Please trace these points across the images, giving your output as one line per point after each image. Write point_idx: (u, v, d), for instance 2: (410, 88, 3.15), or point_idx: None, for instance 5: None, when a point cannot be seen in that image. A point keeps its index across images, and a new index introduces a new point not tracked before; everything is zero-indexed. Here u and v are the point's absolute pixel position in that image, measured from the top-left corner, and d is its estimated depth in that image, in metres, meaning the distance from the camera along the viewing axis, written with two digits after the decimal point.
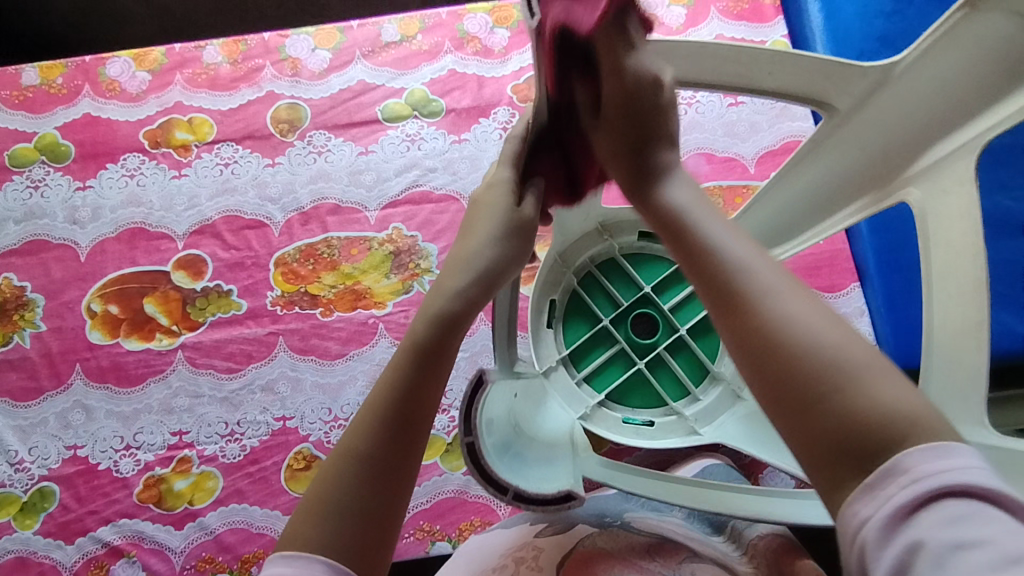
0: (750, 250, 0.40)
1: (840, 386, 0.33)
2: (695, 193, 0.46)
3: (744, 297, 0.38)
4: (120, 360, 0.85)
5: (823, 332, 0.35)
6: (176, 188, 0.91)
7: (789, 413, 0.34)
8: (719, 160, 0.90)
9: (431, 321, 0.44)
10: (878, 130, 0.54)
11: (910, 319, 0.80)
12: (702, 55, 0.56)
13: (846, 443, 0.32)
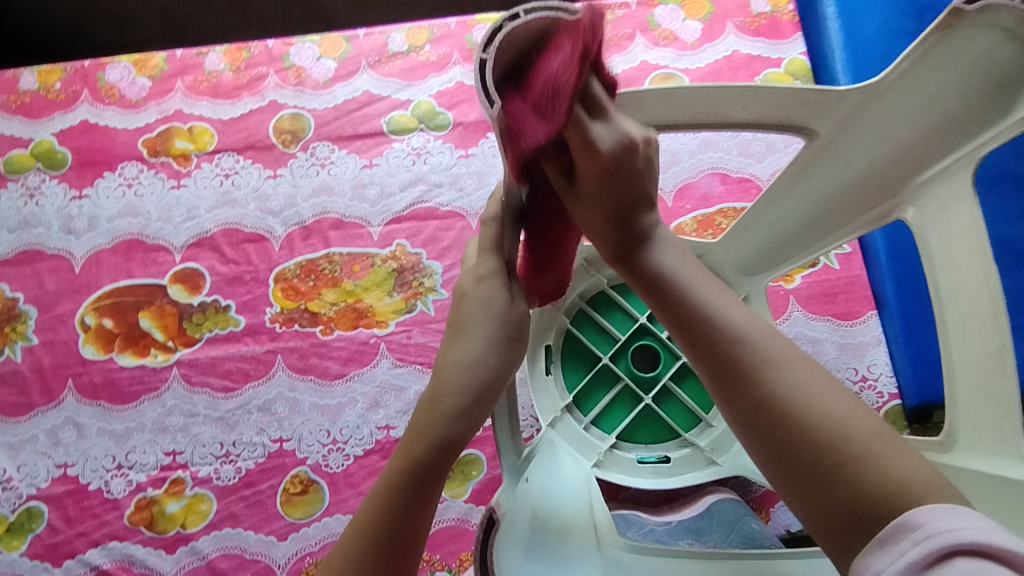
0: (745, 317, 0.40)
1: (850, 458, 0.34)
2: (681, 254, 0.46)
3: (745, 368, 0.38)
4: (114, 376, 0.82)
5: (823, 401, 0.36)
6: (174, 199, 0.88)
7: (801, 482, 0.35)
8: (733, 181, 0.88)
9: (423, 448, 0.42)
10: (863, 147, 0.52)
11: (929, 349, 0.78)
12: (675, 99, 0.53)
13: (861, 510, 0.33)
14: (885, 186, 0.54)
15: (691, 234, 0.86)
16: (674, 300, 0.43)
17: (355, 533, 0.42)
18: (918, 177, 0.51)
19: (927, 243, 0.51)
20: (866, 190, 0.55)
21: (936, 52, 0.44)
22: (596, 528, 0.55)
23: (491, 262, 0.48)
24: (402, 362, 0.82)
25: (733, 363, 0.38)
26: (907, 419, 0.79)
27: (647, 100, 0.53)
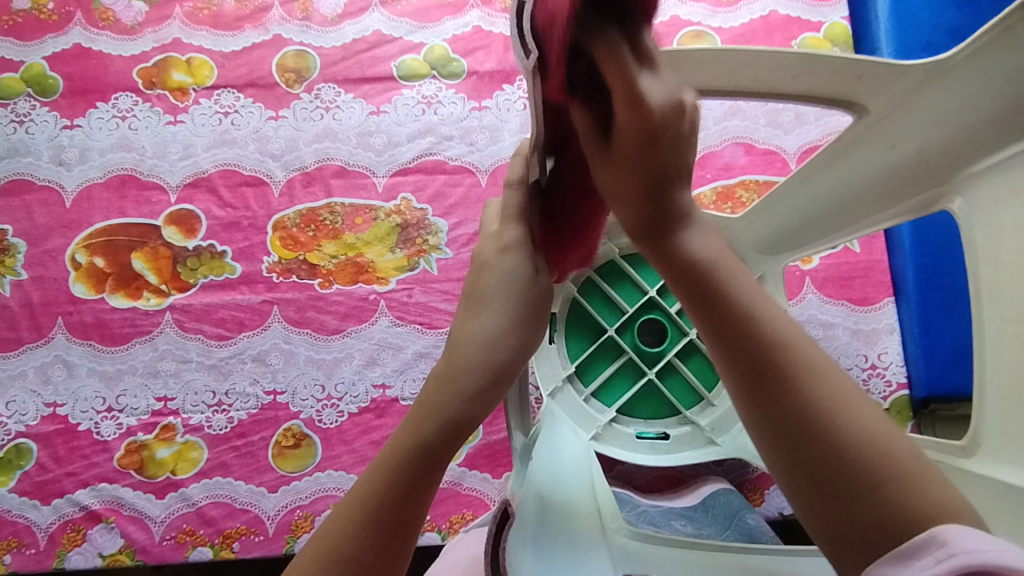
0: (785, 317, 0.34)
1: (894, 481, 0.28)
2: (717, 242, 0.38)
3: (785, 369, 0.31)
4: (105, 317, 0.80)
5: (867, 417, 0.30)
6: (171, 135, 0.84)
7: (830, 496, 0.29)
8: (758, 152, 0.84)
9: (433, 427, 0.37)
10: (912, 129, 0.50)
11: (945, 342, 0.77)
12: (718, 62, 0.52)
13: (897, 536, 0.28)
14: (932, 174, 0.51)
15: (709, 206, 0.82)
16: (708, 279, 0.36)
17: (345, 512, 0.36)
18: (968, 169, 0.47)
19: (971, 237, 0.48)
20: (908, 175, 0.53)
21: (1012, 35, 0.40)
22: (601, 516, 0.53)
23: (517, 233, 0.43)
24: (402, 321, 0.80)
25: (781, 365, 0.32)
26: (914, 410, 0.77)
27: (686, 65, 0.52)
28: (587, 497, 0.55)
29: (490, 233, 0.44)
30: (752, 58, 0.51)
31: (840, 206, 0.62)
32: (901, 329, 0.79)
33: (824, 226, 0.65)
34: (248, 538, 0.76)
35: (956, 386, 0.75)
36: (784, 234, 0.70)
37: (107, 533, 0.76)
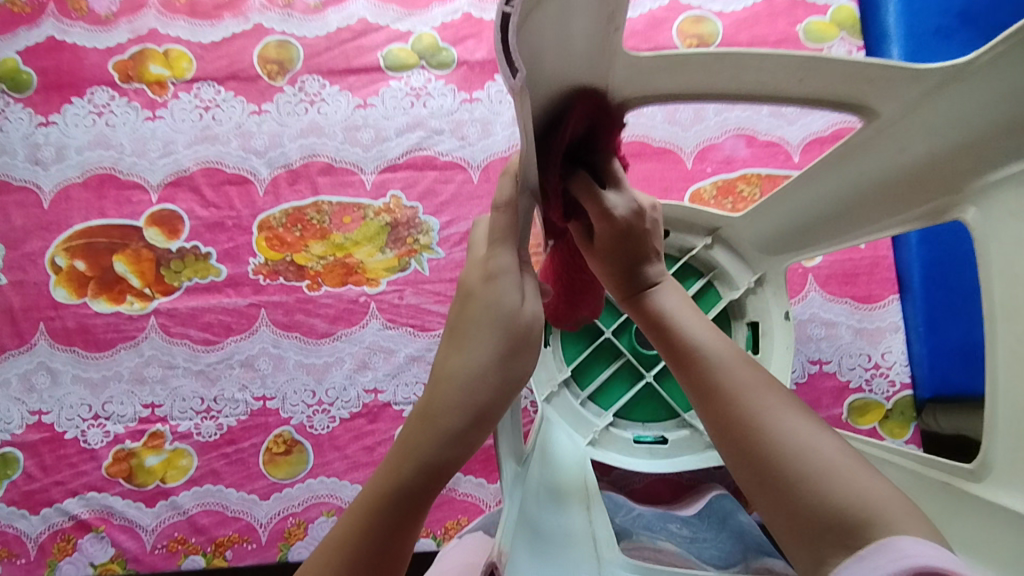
0: (733, 353, 0.41)
1: (811, 478, 0.33)
2: (686, 301, 0.47)
3: (720, 390, 0.39)
4: (88, 322, 0.78)
5: (795, 422, 0.35)
6: (150, 132, 0.81)
7: (770, 492, 0.34)
8: (760, 144, 0.80)
9: (410, 472, 0.36)
10: (924, 133, 0.47)
11: (951, 341, 0.75)
12: (717, 62, 0.48)
13: (826, 523, 0.32)
14: (945, 180, 0.48)
15: (710, 201, 0.80)
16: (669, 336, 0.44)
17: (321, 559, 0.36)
18: (984, 178, 0.44)
19: (983, 249, 0.45)
20: (918, 179, 0.50)
21: None
22: (597, 541, 0.49)
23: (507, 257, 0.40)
24: (393, 324, 0.78)
25: (715, 392, 0.39)
26: (916, 411, 0.76)
27: (685, 70, 0.48)
28: (581, 519, 0.52)
29: (477, 258, 0.42)
30: (753, 61, 0.47)
31: (845, 210, 0.59)
32: (905, 328, 0.77)
33: (825, 231, 0.62)
34: (241, 546, 0.75)
35: (960, 386, 0.73)
36: (781, 236, 0.67)
37: (97, 542, 0.75)
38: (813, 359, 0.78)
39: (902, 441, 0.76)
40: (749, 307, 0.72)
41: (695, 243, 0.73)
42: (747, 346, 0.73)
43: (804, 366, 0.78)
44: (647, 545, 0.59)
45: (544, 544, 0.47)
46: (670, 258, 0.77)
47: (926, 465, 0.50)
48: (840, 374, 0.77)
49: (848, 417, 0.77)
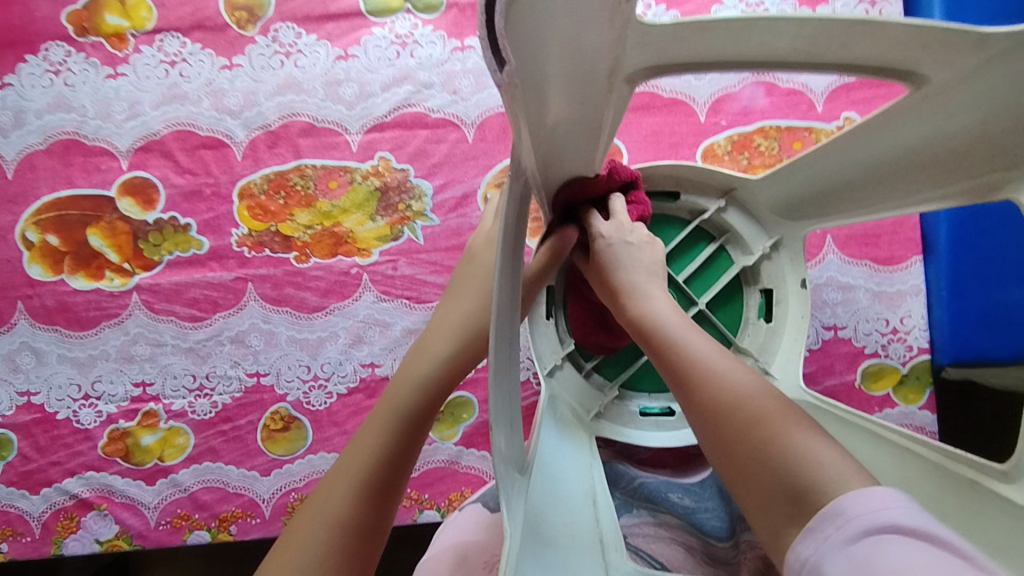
0: (706, 344, 0.43)
1: (770, 445, 0.36)
2: (670, 305, 0.48)
3: (690, 378, 0.41)
4: (68, 300, 0.74)
5: (757, 400, 0.38)
6: (113, 91, 0.75)
7: (739, 468, 0.38)
8: (780, 93, 0.74)
9: (429, 367, 0.48)
10: (981, 100, 0.41)
11: (975, 305, 0.71)
12: (739, 30, 0.40)
13: (783, 489, 0.35)
14: (1006, 151, 0.42)
15: (724, 157, 0.74)
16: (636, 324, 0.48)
17: (353, 450, 0.44)
18: None
19: None
20: (971, 150, 0.44)
21: None
22: (603, 544, 0.48)
23: (495, 252, 0.36)
24: (388, 296, 0.74)
25: (677, 376, 0.42)
26: (932, 376, 0.73)
27: (704, 40, 0.41)
28: (588, 520, 0.50)
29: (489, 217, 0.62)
30: (775, 27, 0.39)
31: (875, 176, 0.53)
32: (926, 291, 0.73)
33: (852, 197, 0.56)
34: (245, 522, 0.73)
35: (981, 352, 0.71)
36: (802, 198, 0.62)
37: (101, 520, 0.73)
38: (828, 324, 0.74)
39: (918, 408, 0.73)
40: (764, 273, 0.68)
41: (708, 206, 0.68)
42: (759, 314, 0.69)
43: (818, 332, 0.74)
44: (648, 518, 0.57)
45: (549, 557, 0.42)
46: (679, 222, 0.71)
47: (950, 456, 0.46)
48: (855, 339, 0.74)
49: (863, 384, 0.73)
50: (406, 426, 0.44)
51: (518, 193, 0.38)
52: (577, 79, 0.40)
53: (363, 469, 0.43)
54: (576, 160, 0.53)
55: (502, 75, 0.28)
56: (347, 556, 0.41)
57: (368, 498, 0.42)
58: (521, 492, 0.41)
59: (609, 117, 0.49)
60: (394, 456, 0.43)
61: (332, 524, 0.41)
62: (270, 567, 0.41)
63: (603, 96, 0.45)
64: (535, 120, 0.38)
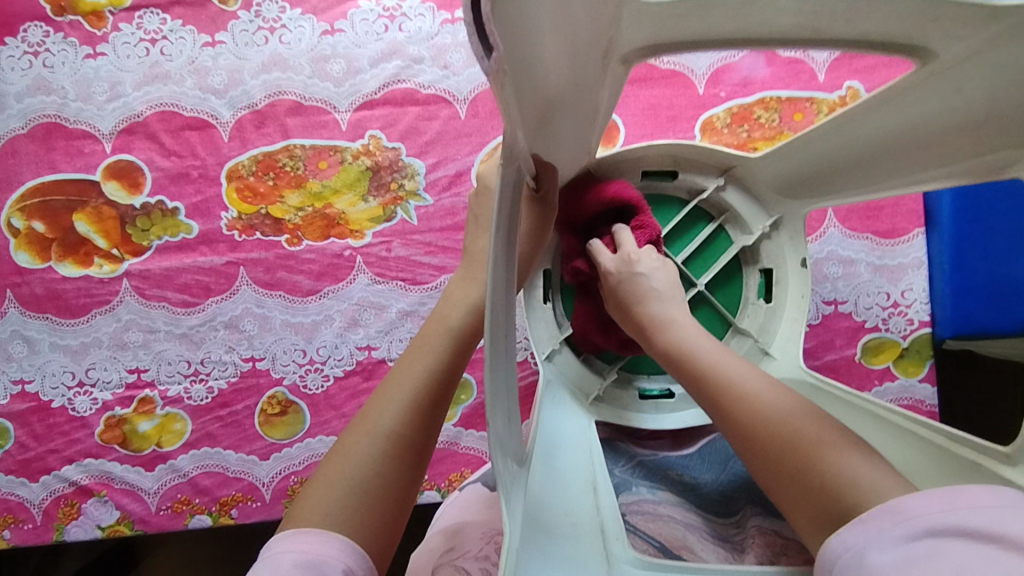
0: (742, 369, 0.47)
1: (816, 458, 0.40)
2: (695, 331, 0.53)
3: (730, 398, 0.45)
4: (57, 288, 0.73)
5: (794, 417, 0.42)
6: (93, 72, 0.73)
7: (787, 478, 0.40)
8: (782, 63, 0.72)
9: (458, 314, 0.49)
10: (989, 76, 0.39)
11: (977, 278, 0.70)
12: (743, 7, 0.38)
13: (832, 498, 0.38)
14: (1014, 128, 0.41)
15: (723, 130, 0.72)
16: (673, 356, 0.52)
17: (398, 374, 0.47)
18: None
19: None
20: (977, 127, 0.43)
21: None
22: (604, 532, 0.47)
23: (488, 243, 0.35)
24: (382, 278, 0.73)
25: (721, 405, 0.46)
26: (932, 349, 0.72)
27: (704, 16, 0.39)
28: (589, 507, 0.49)
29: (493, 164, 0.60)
30: (776, 3, 0.37)
31: (877, 154, 0.51)
32: (929, 264, 0.72)
33: (853, 175, 0.55)
34: (245, 505, 0.72)
35: (983, 325, 0.70)
36: (800, 177, 0.60)
37: (101, 506, 0.72)
38: (828, 299, 0.73)
39: (917, 381, 0.72)
40: (763, 253, 0.67)
41: (707, 185, 0.66)
42: (759, 293, 0.68)
43: (818, 307, 0.73)
44: (646, 497, 0.55)
45: (549, 547, 0.41)
46: (677, 201, 0.70)
47: (953, 440, 0.45)
48: (856, 314, 0.73)
49: (862, 358, 0.73)
50: (450, 347, 0.48)
51: (511, 179, 0.37)
52: (574, 61, 0.38)
53: (410, 387, 0.46)
54: (573, 142, 0.51)
55: (489, 62, 0.27)
56: (397, 465, 0.44)
57: (415, 413, 0.45)
58: (521, 482, 0.40)
59: (605, 98, 0.48)
60: (439, 376, 0.47)
61: (383, 435, 0.44)
62: (324, 476, 0.43)
63: (598, 77, 0.43)
64: (528, 105, 0.36)
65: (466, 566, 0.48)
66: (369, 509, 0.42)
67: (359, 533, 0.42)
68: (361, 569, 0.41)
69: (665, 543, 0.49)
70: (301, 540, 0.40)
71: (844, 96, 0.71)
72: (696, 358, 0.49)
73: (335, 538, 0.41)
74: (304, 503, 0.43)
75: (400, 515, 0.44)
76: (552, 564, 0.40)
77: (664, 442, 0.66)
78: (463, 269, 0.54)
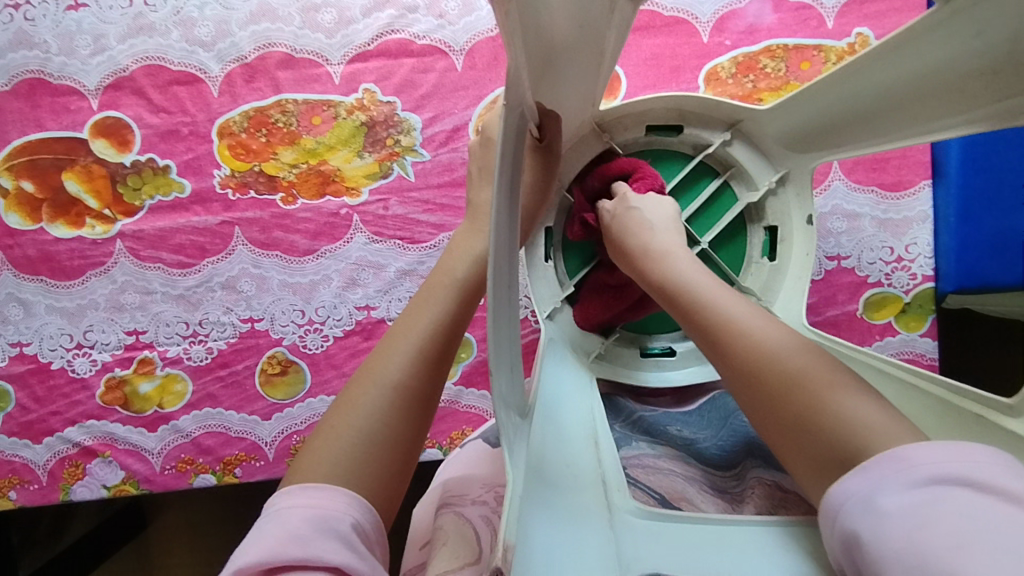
0: (735, 305, 0.45)
1: (812, 395, 0.38)
2: (693, 266, 0.51)
3: (721, 336, 0.43)
4: (50, 249, 0.72)
5: (789, 355, 0.40)
6: (75, 24, 0.71)
7: (779, 422, 0.39)
8: (789, 9, 0.69)
9: (461, 267, 0.49)
10: (1015, 13, 0.37)
11: (983, 231, 0.69)
12: None
13: (829, 446, 0.36)
14: None
15: (728, 80, 0.70)
16: (670, 290, 0.49)
17: (403, 328, 0.47)
18: None
19: None
20: (998, 72, 0.41)
21: None
22: (605, 484, 0.46)
23: (491, 193, 0.34)
24: (380, 237, 0.72)
25: (714, 342, 0.44)
26: (936, 304, 0.71)
27: None
28: (591, 460, 0.48)
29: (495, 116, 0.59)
30: None
31: (891, 104, 0.50)
32: (935, 218, 0.71)
33: (864, 125, 0.53)
34: (249, 464, 0.72)
35: (987, 279, 0.69)
36: (809, 130, 0.59)
37: (106, 466, 0.72)
38: (831, 254, 0.72)
39: (918, 335, 0.71)
40: (769, 211, 0.66)
41: (712, 140, 0.65)
42: (763, 252, 0.67)
43: (821, 262, 0.73)
44: (646, 451, 0.54)
45: (550, 497, 0.41)
46: (682, 156, 0.69)
47: (957, 393, 0.45)
48: (858, 269, 0.72)
49: (864, 313, 0.72)
50: (455, 300, 0.48)
51: (515, 124, 0.35)
52: (582, 2, 0.36)
53: (415, 339, 0.46)
54: (579, 89, 0.50)
55: None
56: (404, 415, 0.44)
57: (422, 365, 0.45)
58: (522, 435, 0.40)
59: (612, 43, 0.45)
60: (445, 329, 0.47)
61: (391, 386, 0.44)
62: (332, 427, 0.43)
63: (605, 20, 0.40)
64: (534, 47, 0.35)
65: (466, 511, 0.46)
66: (376, 459, 0.42)
67: (365, 484, 0.41)
68: (370, 522, 0.40)
69: (665, 494, 0.48)
70: (305, 494, 0.39)
71: (853, 44, 0.69)
72: (694, 293, 0.47)
73: (344, 492, 0.40)
74: (310, 456, 0.42)
75: (407, 467, 0.44)
76: (554, 516, 0.40)
77: (666, 399, 0.66)
78: (465, 226, 0.53)
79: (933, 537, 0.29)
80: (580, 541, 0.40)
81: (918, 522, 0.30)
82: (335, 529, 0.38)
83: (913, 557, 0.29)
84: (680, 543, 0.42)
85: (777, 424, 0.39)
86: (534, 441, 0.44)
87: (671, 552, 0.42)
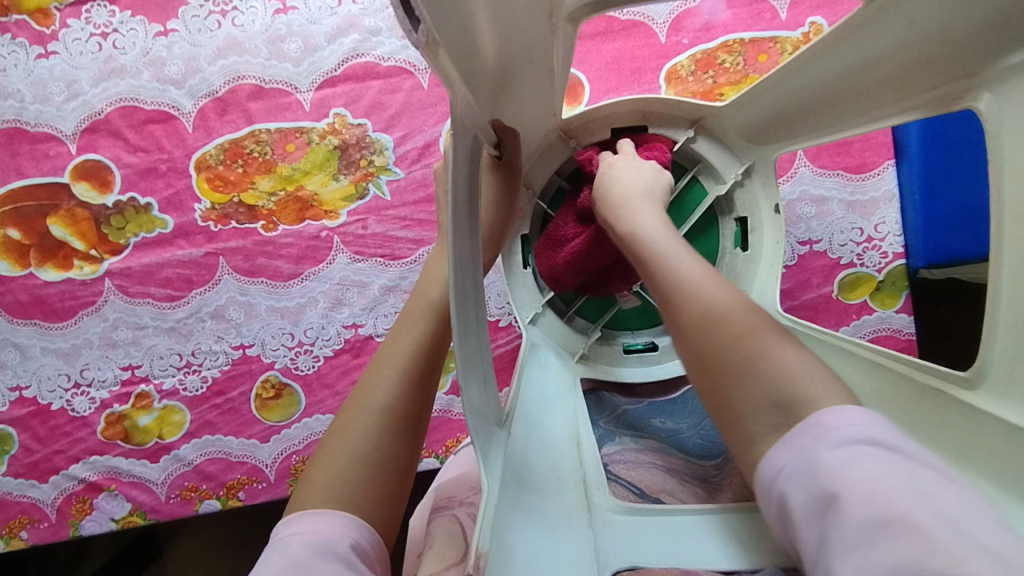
0: (693, 264, 0.46)
1: (751, 345, 0.39)
2: (663, 224, 0.52)
3: (677, 288, 0.44)
4: (41, 293, 0.74)
5: (737, 310, 0.41)
6: (47, 72, 0.73)
7: (713, 369, 0.40)
8: (742, 4, 0.71)
9: (436, 289, 0.51)
10: (942, 6, 0.39)
11: (947, 208, 0.70)
12: None
13: (762, 394, 0.37)
14: (961, 57, 0.41)
15: (688, 78, 0.71)
16: (637, 250, 0.51)
17: (388, 353, 0.49)
18: (1007, 59, 0.38)
19: (998, 143, 0.39)
20: (929, 60, 0.43)
21: None
22: (586, 484, 0.48)
23: (447, 218, 0.35)
24: (362, 257, 0.74)
25: (667, 296, 0.45)
26: (908, 280, 0.73)
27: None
28: (572, 462, 0.50)
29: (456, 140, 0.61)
30: None
31: (838, 94, 0.51)
32: (900, 196, 0.73)
33: (814, 116, 0.55)
34: (252, 487, 0.73)
35: (956, 252, 0.70)
36: (763, 121, 0.61)
37: (113, 500, 0.74)
38: (803, 240, 0.74)
39: (894, 312, 0.73)
40: (738, 201, 0.67)
41: (677, 138, 0.67)
42: (736, 242, 0.68)
43: (793, 248, 0.74)
44: (629, 445, 0.56)
45: (527, 499, 0.43)
46: None
47: (919, 368, 0.46)
48: (830, 252, 0.74)
49: (840, 294, 0.74)
50: (434, 321, 0.49)
51: (467, 146, 0.37)
52: (516, 22, 0.38)
53: (400, 362, 0.47)
54: (533, 105, 0.51)
55: (417, 35, 0.26)
56: (395, 437, 0.45)
57: (407, 387, 0.47)
58: (498, 442, 0.41)
59: (559, 60, 0.47)
60: (427, 350, 0.48)
61: (378, 410, 0.46)
62: (327, 455, 0.45)
63: (548, 39, 0.42)
64: (475, 75, 0.36)
65: (455, 514, 0.47)
66: (371, 480, 0.43)
67: (363, 506, 0.42)
68: (368, 541, 0.41)
69: (645, 488, 0.49)
70: (303, 520, 0.41)
71: (808, 33, 0.70)
72: (659, 252, 0.48)
73: (341, 514, 0.41)
74: (308, 485, 0.44)
75: (403, 486, 0.45)
76: (530, 515, 0.42)
77: (652, 388, 0.66)
78: (437, 249, 0.55)
79: (849, 504, 0.31)
80: (558, 541, 0.42)
81: (839, 486, 0.32)
82: (333, 551, 0.39)
83: (832, 528, 0.31)
84: (658, 536, 0.45)
85: (707, 376, 0.40)
86: (512, 444, 0.46)
87: (650, 546, 0.44)
